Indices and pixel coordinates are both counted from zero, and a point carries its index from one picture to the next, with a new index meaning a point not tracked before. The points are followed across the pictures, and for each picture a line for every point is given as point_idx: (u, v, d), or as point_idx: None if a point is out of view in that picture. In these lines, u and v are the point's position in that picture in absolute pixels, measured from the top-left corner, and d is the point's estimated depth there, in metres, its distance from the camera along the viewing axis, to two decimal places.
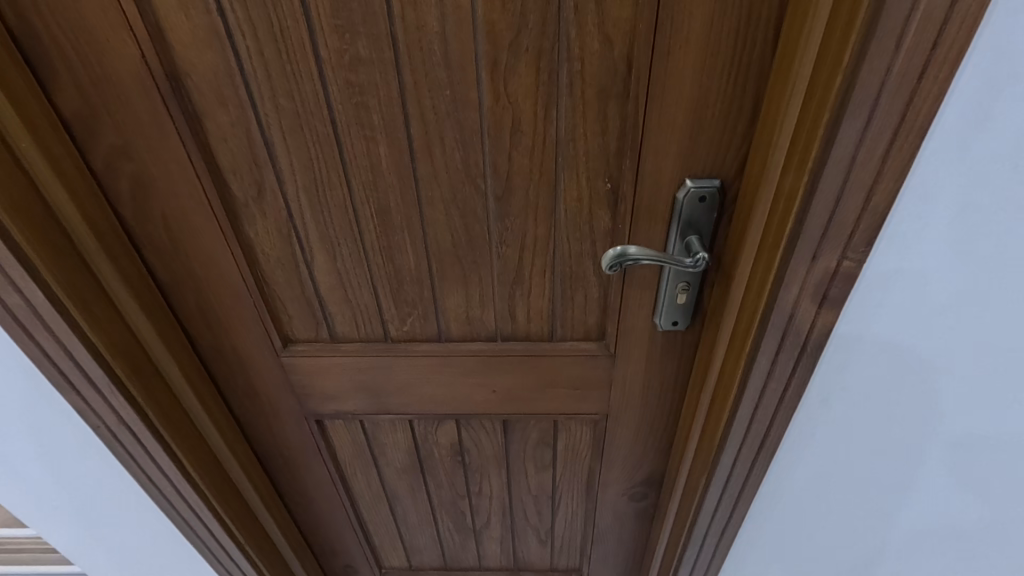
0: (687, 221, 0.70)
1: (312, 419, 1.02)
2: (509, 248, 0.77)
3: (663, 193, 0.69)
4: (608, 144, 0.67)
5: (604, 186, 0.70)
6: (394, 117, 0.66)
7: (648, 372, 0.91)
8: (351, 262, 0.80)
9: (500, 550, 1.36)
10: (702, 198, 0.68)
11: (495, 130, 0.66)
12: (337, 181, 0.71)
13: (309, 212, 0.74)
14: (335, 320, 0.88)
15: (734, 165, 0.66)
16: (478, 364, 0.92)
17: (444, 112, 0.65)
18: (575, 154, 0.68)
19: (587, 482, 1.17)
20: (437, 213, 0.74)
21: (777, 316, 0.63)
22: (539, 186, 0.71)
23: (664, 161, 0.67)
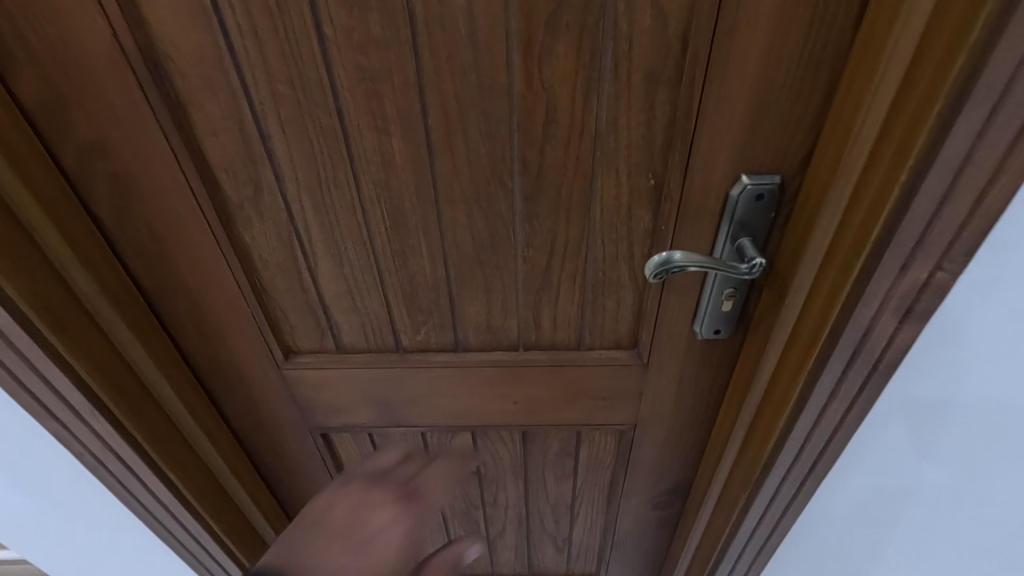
0: (741, 222, 0.62)
1: (318, 433, 0.95)
2: (536, 251, 0.69)
3: (715, 190, 0.61)
4: (655, 136, 0.59)
5: (646, 183, 0.62)
6: (411, 106, 0.57)
7: (682, 381, 0.84)
8: (360, 268, 0.72)
9: (514, 558, 1.30)
10: (760, 195, 0.60)
11: (526, 120, 0.58)
12: (345, 180, 0.63)
13: (312, 214, 0.66)
14: (342, 330, 0.80)
15: (798, 159, 0.58)
16: (498, 374, 0.85)
17: (468, 99, 0.56)
18: (617, 147, 0.60)
19: (608, 491, 1.11)
20: (457, 214, 0.66)
21: (849, 331, 0.56)
22: (574, 183, 0.63)
23: (718, 155, 0.59)
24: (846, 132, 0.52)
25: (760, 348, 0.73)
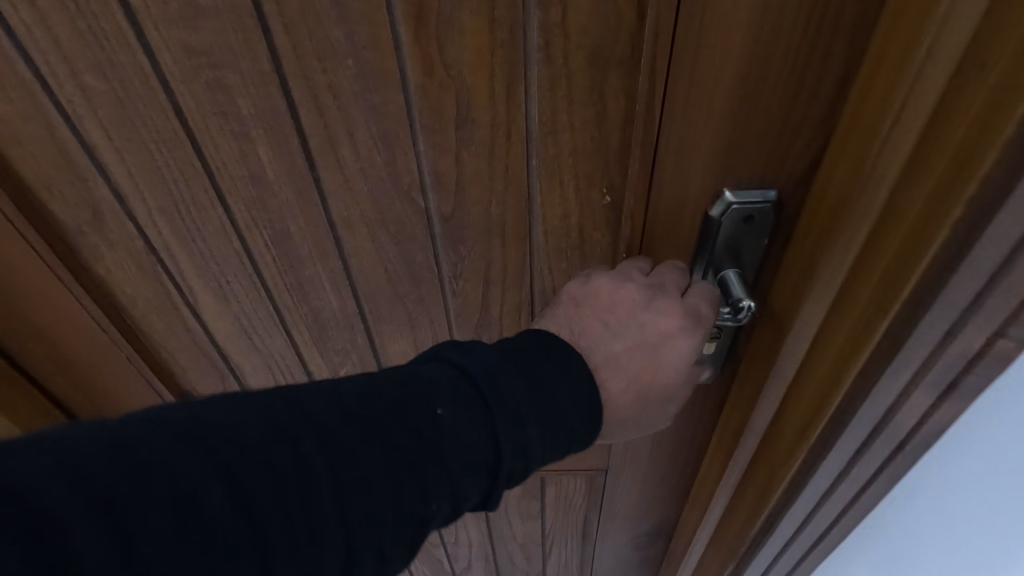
0: (726, 252, 0.47)
1: None
2: (467, 283, 0.55)
3: (689, 210, 0.46)
4: (607, 137, 0.43)
5: (600, 199, 0.47)
6: (271, 102, 0.42)
7: (660, 425, 0.70)
8: (251, 303, 0.58)
9: None
10: (748, 218, 0.44)
11: (433, 118, 0.43)
12: (207, 200, 0.48)
13: (175, 242, 0.52)
14: (244, 372, 0.66)
15: (801, 169, 0.43)
16: None
17: (348, 90, 0.41)
18: (557, 153, 0.45)
19: (582, 533, 0.98)
20: (360, 239, 0.51)
21: (865, 405, 0.41)
22: (505, 200, 0.48)
23: (692, 165, 0.43)
24: (864, 139, 0.37)
25: (744, 402, 0.58)
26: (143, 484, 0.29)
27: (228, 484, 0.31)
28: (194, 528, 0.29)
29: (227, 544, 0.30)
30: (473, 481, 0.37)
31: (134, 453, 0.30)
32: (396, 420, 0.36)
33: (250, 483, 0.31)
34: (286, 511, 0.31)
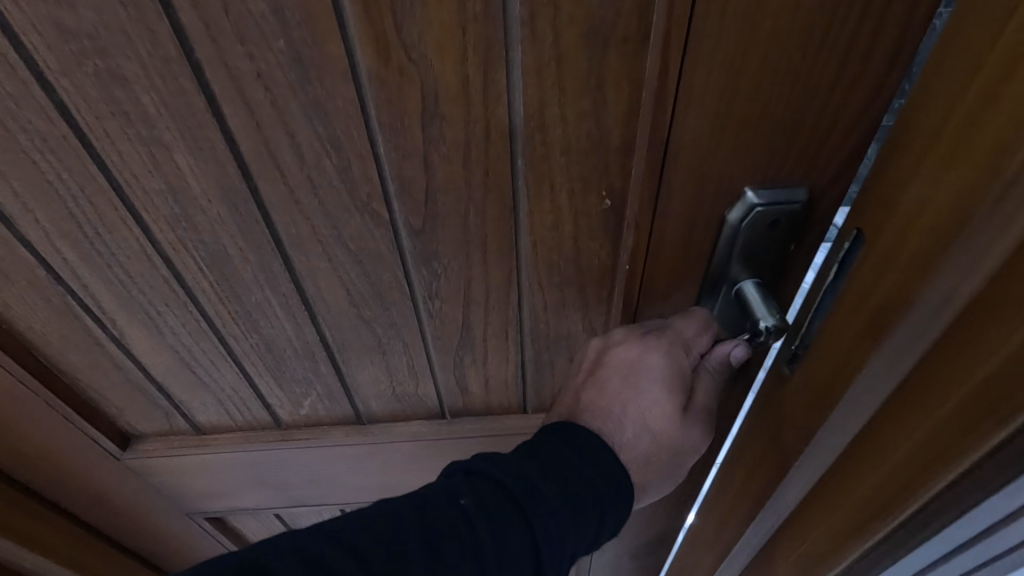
0: (747, 261, 0.40)
1: (201, 517, 0.72)
2: (445, 302, 0.47)
3: (705, 216, 0.39)
4: (608, 132, 0.36)
5: (599, 204, 0.40)
6: (185, 97, 0.33)
7: None
8: (190, 335, 0.49)
9: None
10: (772, 222, 0.38)
11: (393, 115, 0.35)
12: (117, 219, 0.39)
13: (86, 270, 0.42)
14: (192, 409, 0.57)
15: (837, 166, 0.36)
16: (420, 452, 0.62)
17: (283, 82, 0.33)
18: (546, 153, 0.37)
19: None
20: (313, 259, 0.43)
21: (968, 494, 0.33)
22: (486, 210, 0.40)
23: (710, 164, 0.36)
24: (975, 143, 0.27)
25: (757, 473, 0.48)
26: None
27: None
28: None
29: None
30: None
31: None
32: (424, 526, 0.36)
33: None
34: None
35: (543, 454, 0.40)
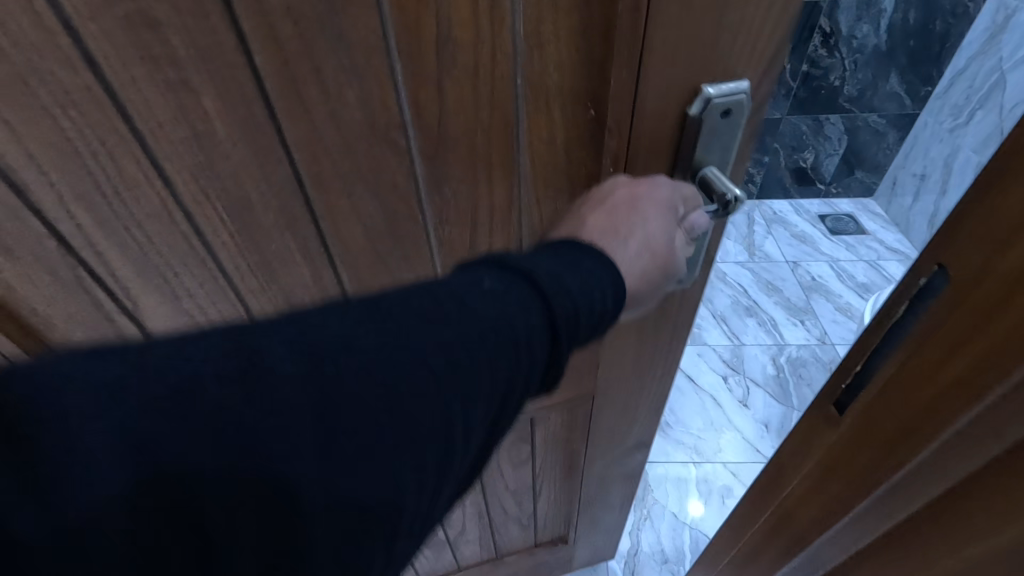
0: (706, 148, 0.48)
1: None
2: (454, 228, 0.52)
3: (671, 117, 0.46)
4: (591, 45, 0.43)
5: (585, 112, 0.47)
6: (215, 35, 0.35)
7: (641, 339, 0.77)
8: (209, 296, 0.50)
9: (480, 548, 1.25)
10: (725, 113, 0.46)
11: (411, 41, 0.39)
12: (138, 173, 0.40)
13: (99, 236, 0.42)
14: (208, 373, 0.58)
15: (768, 60, 0.45)
16: None
17: (310, 16, 0.36)
18: (541, 69, 0.43)
19: (569, 465, 1.05)
20: (335, 198, 0.46)
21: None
22: (492, 128, 0.46)
23: (676, 66, 0.43)
24: None
25: (805, 492, 0.51)
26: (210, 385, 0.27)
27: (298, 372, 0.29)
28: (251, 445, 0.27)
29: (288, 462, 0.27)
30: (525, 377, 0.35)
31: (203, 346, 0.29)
32: (443, 321, 0.34)
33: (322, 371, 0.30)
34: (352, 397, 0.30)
35: (559, 261, 0.39)
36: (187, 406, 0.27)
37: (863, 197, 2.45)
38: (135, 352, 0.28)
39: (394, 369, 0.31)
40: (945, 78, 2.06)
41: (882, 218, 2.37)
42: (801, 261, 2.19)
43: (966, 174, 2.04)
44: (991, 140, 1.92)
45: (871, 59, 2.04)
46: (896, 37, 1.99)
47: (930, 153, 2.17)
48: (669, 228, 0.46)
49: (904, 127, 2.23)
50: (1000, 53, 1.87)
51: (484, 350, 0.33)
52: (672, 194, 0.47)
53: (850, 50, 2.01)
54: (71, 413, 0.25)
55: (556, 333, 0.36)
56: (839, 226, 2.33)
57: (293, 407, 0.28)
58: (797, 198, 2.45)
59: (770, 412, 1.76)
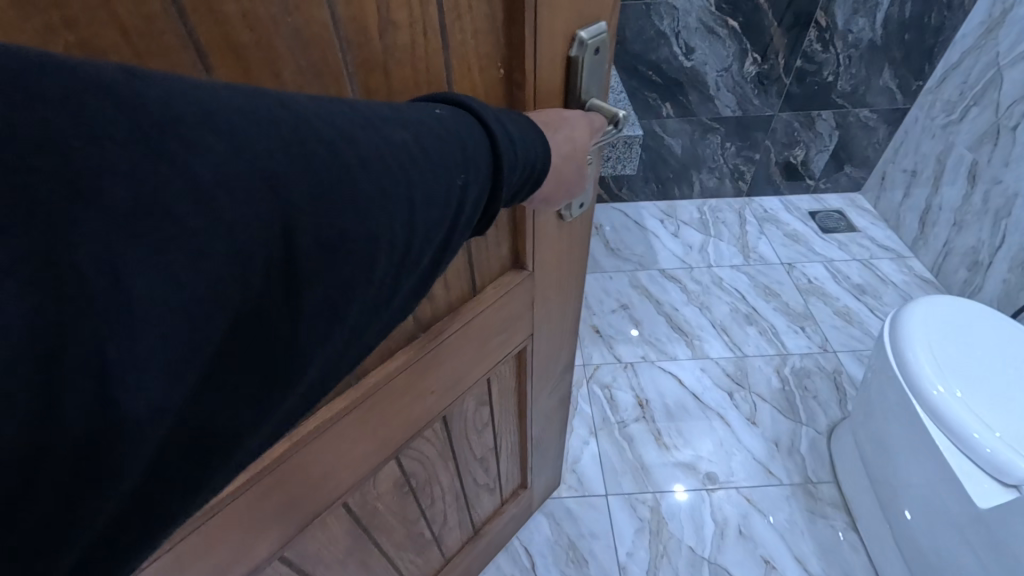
0: (589, 76, 0.80)
1: (284, 468, 0.93)
2: None
3: (557, 63, 0.76)
4: (496, 13, 0.68)
5: (497, 71, 0.74)
6: (170, 51, 0.50)
7: (551, 280, 1.22)
8: None
9: (460, 526, 1.74)
10: (595, 49, 0.78)
11: (357, 33, 0.59)
12: None
13: None
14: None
15: (598, 17, 0.77)
16: (426, 363, 1.07)
17: (264, 24, 0.53)
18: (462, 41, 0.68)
19: (517, 409, 1.57)
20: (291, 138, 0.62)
21: None
22: (427, 83, 0.68)
23: (553, 26, 0.72)
24: None
25: None
26: (288, 137, 0.47)
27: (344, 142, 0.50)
28: (268, 179, 0.45)
29: (302, 203, 0.47)
30: (458, 203, 0.58)
31: (270, 121, 0.46)
32: (410, 134, 0.55)
33: (361, 139, 0.51)
34: (377, 161, 0.51)
35: (509, 120, 0.64)
36: (270, 143, 0.46)
37: (852, 192, 3.75)
38: (185, 84, 0.44)
39: (379, 161, 0.51)
40: (940, 69, 3.02)
41: (873, 213, 3.65)
42: (795, 262, 3.33)
43: (959, 167, 2.98)
44: (987, 136, 2.80)
45: (865, 50, 2.97)
46: (890, 29, 2.90)
47: (921, 147, 3.20)
48: (587, 132, 0.76)
49: (895, 121, 3.31)
50: (999, 48, 2.69)
51: (433, 163, 0.55)
52: (588, 118, 0.77)
53: (845, 44, 2.93)
54: (203, 126, 0.43)
55: (499, 169, 0.61)
56: (828, 220, 3.59)
57: (304, 165, 0.47)
58: (789, 191, 3.70)
59: (779, 430, 2.60)
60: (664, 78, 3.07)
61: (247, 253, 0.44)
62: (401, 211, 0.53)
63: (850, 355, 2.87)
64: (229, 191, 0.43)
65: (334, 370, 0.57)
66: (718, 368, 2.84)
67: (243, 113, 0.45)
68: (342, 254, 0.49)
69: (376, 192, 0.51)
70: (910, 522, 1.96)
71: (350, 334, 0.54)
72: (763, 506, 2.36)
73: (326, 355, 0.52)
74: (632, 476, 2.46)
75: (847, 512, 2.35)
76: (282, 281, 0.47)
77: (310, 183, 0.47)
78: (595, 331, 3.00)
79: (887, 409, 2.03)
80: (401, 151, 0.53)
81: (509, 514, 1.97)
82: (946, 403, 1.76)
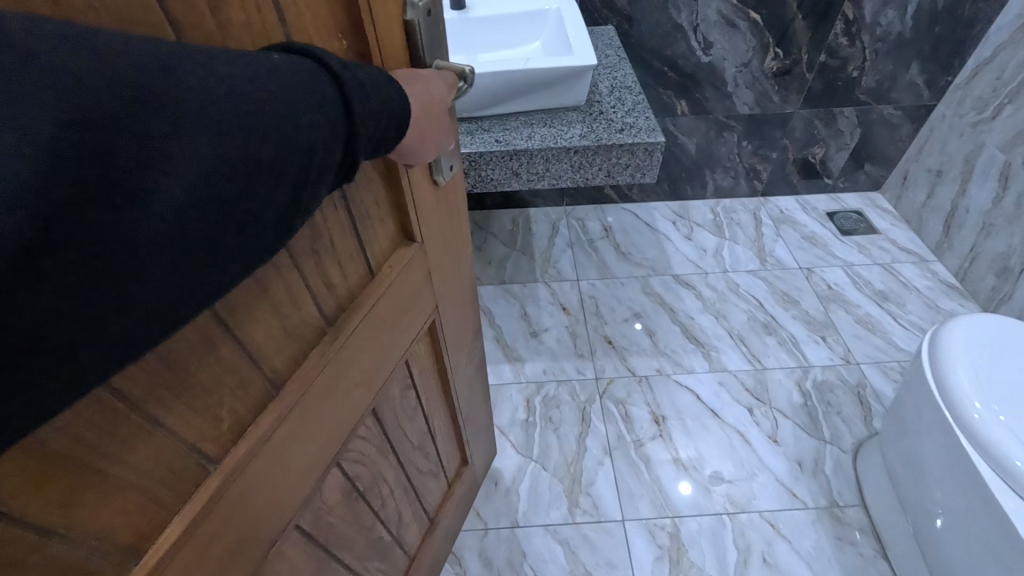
0: (428, 38, 0.81)
1: (228, 498, 0.78)
2: None
3: (396, 26, 0.76)
4: None
5: (339, 41, 0.70)
6: None
7: (438, 241, 1.12)
8: None
9: (416, 521, 1.60)
10: (428, 10, 0.79)
11: (185, 11, 0.52)
12: None
13: None
14: (183, 433, 0.69)
15: None
16: (345, 354, 0.93)
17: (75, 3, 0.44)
18: (298, 11, 0.63)
19: (443, 382, 1.44)
20: None
21: None
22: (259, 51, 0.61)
23: None
24: None
25: None
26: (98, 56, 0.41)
27: (162, 68, 0.45)
28: (66, 96, 0.38)
29: (109, 124, 0.41)
30: (305, 151, 0.54)
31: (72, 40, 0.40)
32: (241, 74, 0.50)
33: (184, 69, 0.46)
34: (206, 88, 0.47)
35: (359, 69, 0.62)
36: (80, 60, 0.40)
37: (871, 191, 3.55)
38: None
39: (209, 96, 0.47)
40: (972, 62, 2.80)
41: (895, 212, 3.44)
42: (815, 267, 3.14)
43: (991, 165, 2.77)
44: (1019, 140, 2.60)
45: (891, 46, 2.76)
46: (919, 26, 2.68)
47: (948, 147, 3.00)
48: (443, 89, 0.78)
49: (922, 118, 3.10)
50: None
51: (274, 101, 0.51)
52: (442, 79, 0.78)
53: (873, 39, 2.72)
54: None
55: (350, 110, 0.58)
56: (847, 220, 3.40)
57: (120, 87, 0.42)
58: (806, 191, 3.51)
59: (802, 449, 2.42)
60: (678, 73, 2.86)
61: (55, 164, 0.37)
62: (241, 138, 0.49)
63: (874, 367, 2.69)
64: (17, 101, 0.36)
65: (156, 333, 0.49)
66: (738, 382, 2.66)
67: (41, 33, 0.38)
68: (179, 176, 0.45)
69: (201, 127, 0.46)
70: (939, 530, 1.81)
71: (175, 290, 0.48)
72: (787, 532, 2.20)
73: (142, 306, 0.46)
74: (651, 500, 2.29)
75: (877, 538, 2.18)
76: (103, 207, 0.41)
77: (126, 106, 0.42)
78: (607, 341, 2.83)
79: (924, 428, 1.84)
80: (236, 86, 0.49)
81: (459, 492, 1.85)
82: (990, 427, 1.58)
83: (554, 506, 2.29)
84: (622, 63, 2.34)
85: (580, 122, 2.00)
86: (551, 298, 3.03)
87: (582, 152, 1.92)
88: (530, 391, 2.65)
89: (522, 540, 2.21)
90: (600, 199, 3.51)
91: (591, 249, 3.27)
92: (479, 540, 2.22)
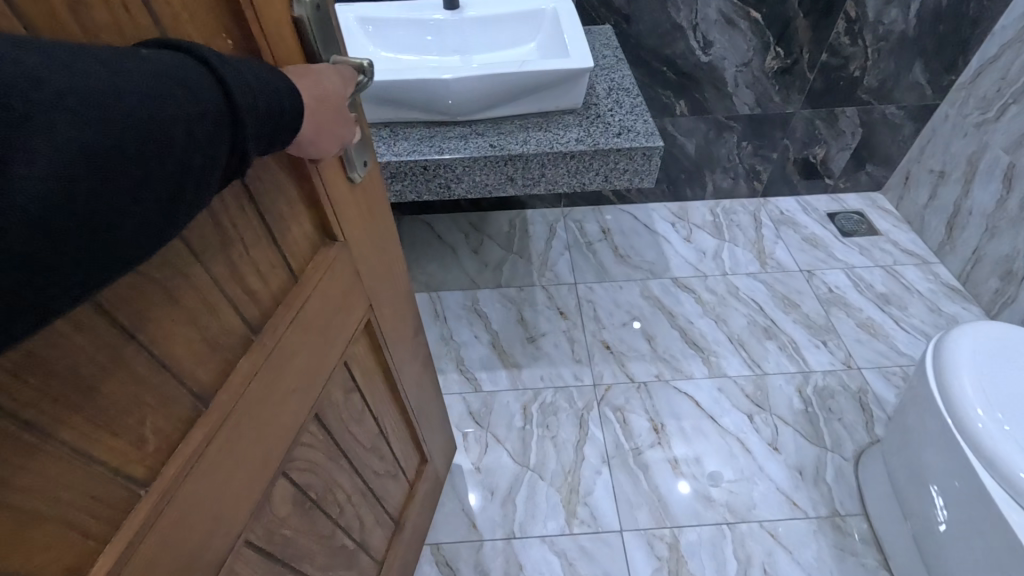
0: (320, 32, 0.80)
1: (164, 522, 0.72)
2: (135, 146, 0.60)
3: (285, 22, 0.74)
4: None
5: (225, 42, 0.68)
6: None
7: (363, 238, 1.07)
8: None
9: (379, 525, 1.55)
10: (316, 5, 0.78)
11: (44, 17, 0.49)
12: None
13: None
14: (104, 459, 0.64)
15: None
16: (273, 361, 0.88)
17: None
18: (174, 14, 0.60)
19: (388, 381, 1.38)
20: None
21: None
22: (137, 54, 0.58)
23: None
24: None
25: None
26: None
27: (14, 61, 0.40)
28: None
29: None
30: (185, 147, 0.52)
31: None
32: (103, 70, 0.47)
33: (37, 63, 0.42)
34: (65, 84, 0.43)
35: (242, 63, 0.59)
36: None
37: (874, 192, 3.49)
38: None
39: (72, 90, 0.43)
40: (976, 62, 2.74)
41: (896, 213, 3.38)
42: (816, 269, 3.09)
43: (996, 163, 2.72)
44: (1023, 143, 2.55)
45: (893, 45, 2.70)
46: (921, 24, 2.62)
47: (952, 148, 2.94)
48: (340, 82, 0.76)
49: (925, 118, 3.04)
50: None
51: (143, 98, 0.49)
52: (340, 73, 0.77)
53: (876, 38, 2.66)
54: None
55: (234, 107, 0.56)
56: (848, 221, 3.34)
57: None
58: (808, 192, 3.45)
59: (803, 456, 2.37)
60: (678, 73, 2.80)
61: None
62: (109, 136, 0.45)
63: (875, 372, 2.63)
64: None
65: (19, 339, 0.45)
66: (738, 388, 2.61)
67: None
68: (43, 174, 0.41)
69: (65, 115, 0.42)
70: (942, 532, 1.75)
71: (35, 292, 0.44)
72: (788, 542, 2.14)
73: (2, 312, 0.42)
74: (650, 511, 2.24)
75: (879, 549, 2.12)
76: None
77: None
78: (605, 346, 2.78)
79: (926, 436, 1.79)
80: (100, 82, 0.46)
81: (422, 490, 1.80)
82: (993, 437, 1.52)
83: (551, 517, 2.24)
84: (621, 65, 2.27)
85: (578, 126, 1.94)
86: (549, 301, 2.97)
87: (579, 157, 1.87)
88: (528, 398, 2.59)
89: (519, 552, 2.16)
90: (599, 201, 3.45)
91: (589, 251, 3.22)
92: (476, 552, 2.16)
